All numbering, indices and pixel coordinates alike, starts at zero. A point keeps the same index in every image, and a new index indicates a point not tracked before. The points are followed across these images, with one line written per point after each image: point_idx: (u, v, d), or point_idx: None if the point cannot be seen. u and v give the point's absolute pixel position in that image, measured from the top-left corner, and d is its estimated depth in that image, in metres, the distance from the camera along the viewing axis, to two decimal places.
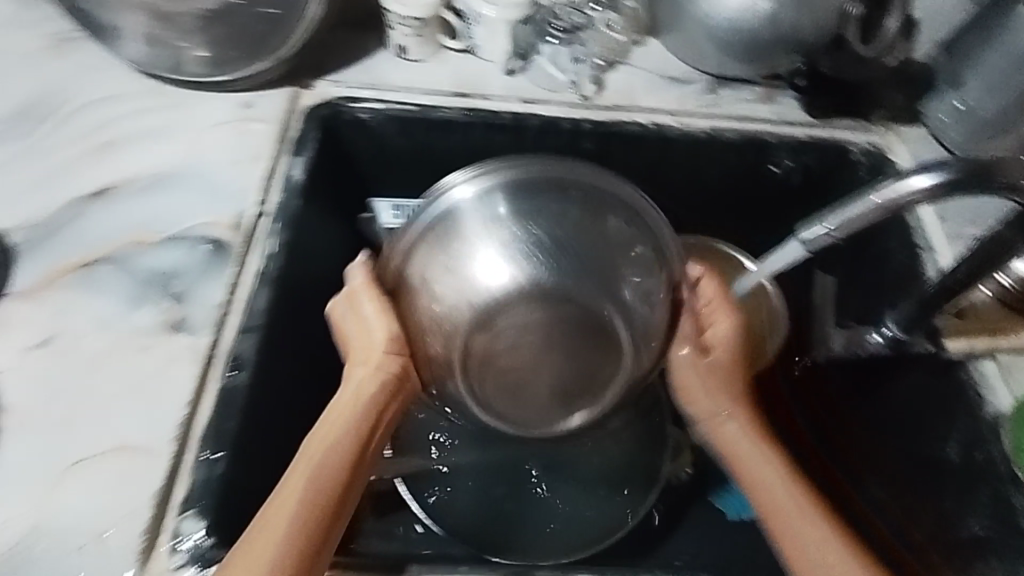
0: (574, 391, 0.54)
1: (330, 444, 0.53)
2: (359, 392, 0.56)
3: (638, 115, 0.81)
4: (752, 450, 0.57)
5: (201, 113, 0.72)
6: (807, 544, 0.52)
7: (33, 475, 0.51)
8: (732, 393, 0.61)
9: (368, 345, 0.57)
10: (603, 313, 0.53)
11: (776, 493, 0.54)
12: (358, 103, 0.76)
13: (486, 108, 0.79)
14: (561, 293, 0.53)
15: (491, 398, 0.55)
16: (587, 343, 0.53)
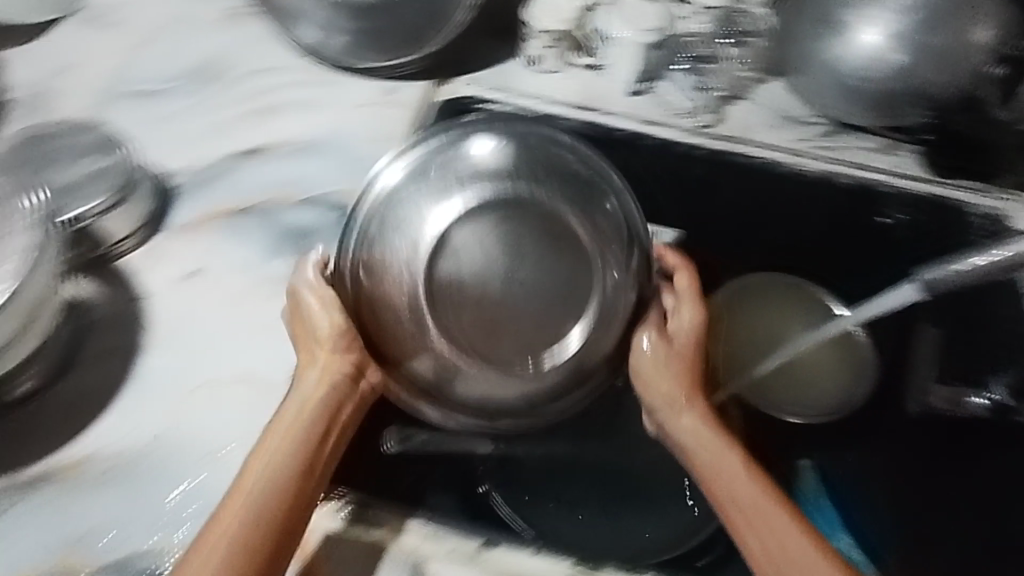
0: (533, 360, 0.57)
1: (282, 451, 0.53)
2: (312, 400, 0.56)
3: (753, 149, 0.83)
4: (713, 446, 0.59)
5: (347, 93, 0.77)
6: (777, 542, 0.53)
7: (171, 386, 0.58)
8: (687, 388, 0.62)
9: (316, 345, 0.57)
10: (566, 220, 0.56)
11: (740, 491, 0.56)
12: (486, 105, 0.80)
13: (606, 124, 0.83)
14: (526, 203, 0.56)
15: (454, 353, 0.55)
16: (547, 300, 0.55)
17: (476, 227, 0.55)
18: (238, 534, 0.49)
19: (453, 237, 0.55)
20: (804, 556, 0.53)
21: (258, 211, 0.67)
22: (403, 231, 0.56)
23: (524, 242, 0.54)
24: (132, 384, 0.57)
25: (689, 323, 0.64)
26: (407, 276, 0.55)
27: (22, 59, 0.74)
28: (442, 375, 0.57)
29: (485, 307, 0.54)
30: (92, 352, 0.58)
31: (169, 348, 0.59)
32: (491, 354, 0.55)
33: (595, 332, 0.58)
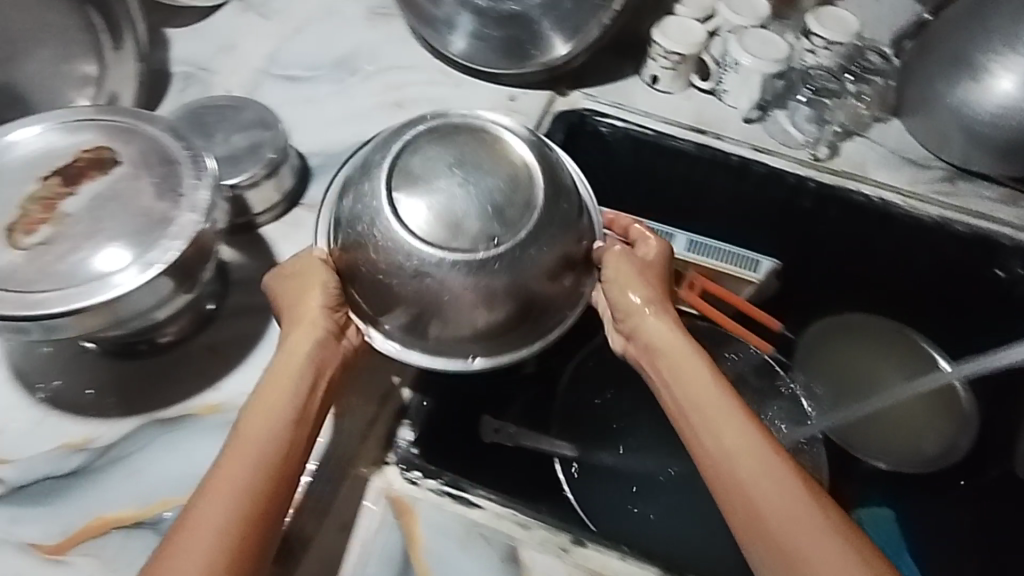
0: (491, 290, 0.55)
1: (275, 395, 0.52)
2: (295, 349, 0.54)
3: (865, 186, 0.81)
4: (677, 346, 0.57)
5: (474, 97, 0.82)
6: (728, 442, 0.51)
7: None
8: (653, 296, 0.61)
9: (302, 313, 0.57)
10: (502, 140, 0.58)
11: (699, 391, 0.54)
12: (602, 117, 0.84)
13: (717, 146, 0.83)
14: (465, 133, 0.58)
15: (416, 273, 0.55)
16: (489, 217, 0.55)
17: (425, 154, 0.57)
18: (233, 472, 0.47)
19: (406, 165, 0.56)
20: (752, 457, 0.49)
21: None
22: (361, 176, 0.58)
23: (463, 162, 0.56)
24: (266, 342, 0.59)
25: (651, 257, 0.65)
26: (369, 211, 0.56)
27: (185, 38, 0.82)
28: (411, 310, 0.57)
29: (439, 223, 0.55)
30: (228, 311, 0.61)
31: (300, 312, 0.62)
32: (451, 278, 0.55)
33: (546, 275, 0.58)
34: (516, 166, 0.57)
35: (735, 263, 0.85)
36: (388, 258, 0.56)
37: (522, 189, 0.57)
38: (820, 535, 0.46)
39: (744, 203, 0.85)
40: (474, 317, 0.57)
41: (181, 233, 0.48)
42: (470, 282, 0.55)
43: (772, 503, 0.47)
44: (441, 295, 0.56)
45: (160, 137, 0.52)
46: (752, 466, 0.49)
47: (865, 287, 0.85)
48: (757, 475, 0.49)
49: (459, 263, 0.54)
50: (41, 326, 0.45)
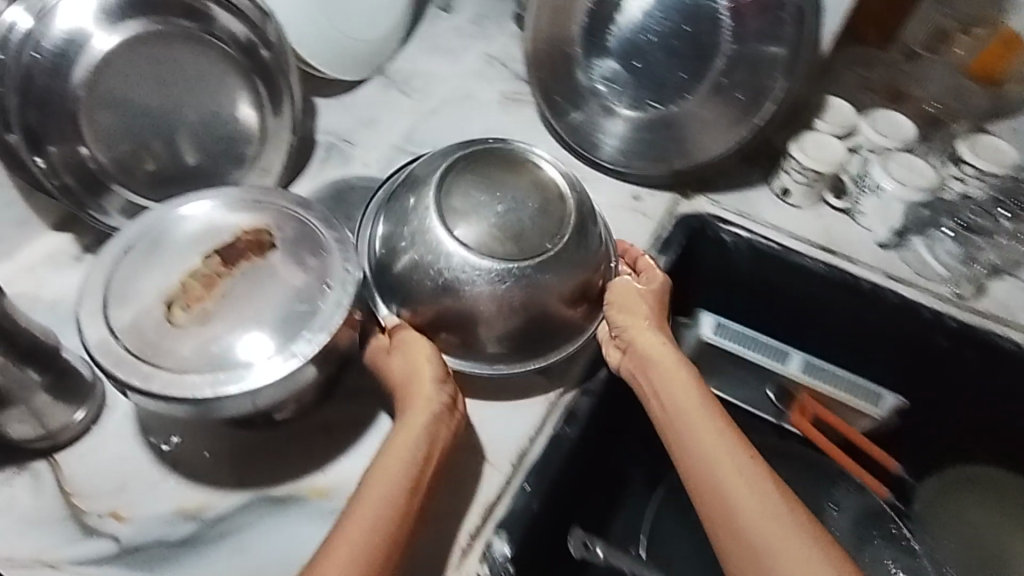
0: (555, 288, 0.62)
1: (395, 459, 0.53)
2: (413, 421, 0.55)
3: (1016, 333, 0.74)
4: (667, 360, 0.62)
5: (598, 193, 0.83)
6: (708, 451, 0.55)
7: None
8: (653, 316, 0.65)
9: (417, 387, 0.57)
10: (524, 167, 0.65)
11: (680, 397, 0.59)
12: (726, 225, 0.81)
13: (849, 270, 0.79)
14: (483, 161, 0.65)
15: (495, 287, 0.60)
16: (541, 221, 0.62)
17: (461, 189, 0.63)
18: (353, 534, 0.48)
19: (449, 202, 0.62)
20: (730, 463, 0.54)
21: None
22: (407, 215, 0.63)
23: (495, 184, 0.63)
24: (376, 429, 0.60)
25: (652, 285, 0.67)
26: (432, 247, 0.61)
27: (331, 110, 0.86)
28: (478, 328, 0.62)
29: (503, 236, 0.61)
30: (345, 390, 0.62)
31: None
32: (524, 284, 0.61)
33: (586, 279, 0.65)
34: (537, 174, 0.65)
35: (857, 394, 0.81)
36: (457, 281, 0.60)
37: (553, 191, 0.64)
38: (790, 536, 0.49)
39: (868, 332, 0.80)
40: (541, 318, 0.63)
41: (322, 326, 0.50)
42: (536, 288, 0.61)
43: (749, 505, 0.51)
44: (512, 304, 0.61)
45: (315, 224, 0.55)
46: (730, 472, 0.53)
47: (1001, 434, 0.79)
48: (735, 481, 0.53)
49: (535, 265, 0.61)
50: (185, 407, 0.47)
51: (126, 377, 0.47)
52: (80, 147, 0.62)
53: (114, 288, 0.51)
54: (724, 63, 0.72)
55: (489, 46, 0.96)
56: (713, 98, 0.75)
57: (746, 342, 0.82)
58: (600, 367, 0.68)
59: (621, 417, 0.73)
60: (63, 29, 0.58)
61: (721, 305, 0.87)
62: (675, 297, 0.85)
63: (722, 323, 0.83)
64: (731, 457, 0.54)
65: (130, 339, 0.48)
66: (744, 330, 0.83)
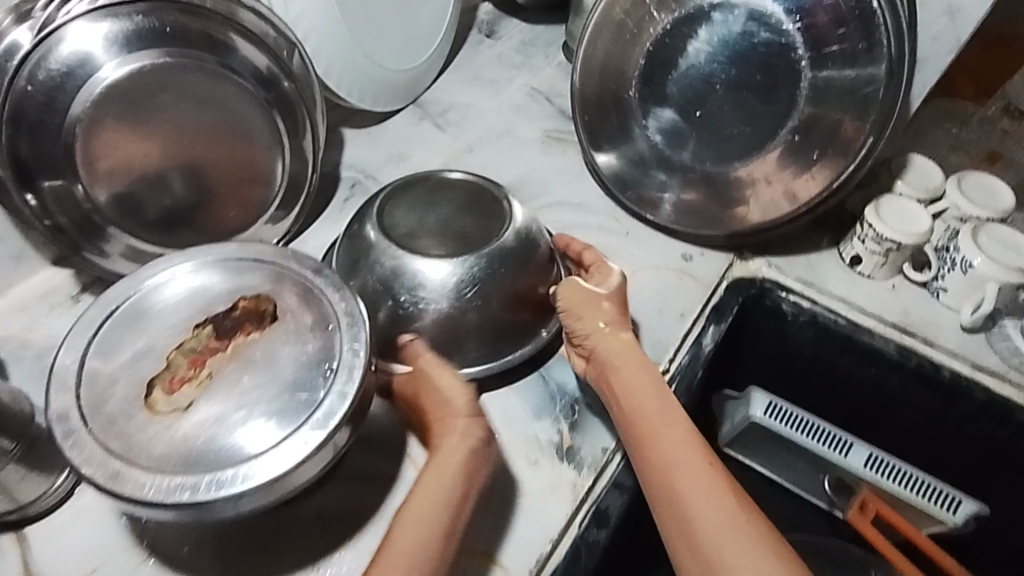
0: (518, 280, 0.61)
1: (426, 500, 0.48)
2: (447, 459, 0.50)
3: None
4: (630, 362, 0.57)
5: (645, 251, 0.75)
6: (668, 458, 0.51)
7: None
8: (614, 316, 0.60)
9: (454, 423, 0.52)
10: (451, 185, 0.66)
11: (645, 407, 0.54)
12: (787, 294, 0.73)
13: (928, 355, 0.69)
14: (407, 183, 0.66)
15: (461, 288, 0.59)
16: (479, 222, 0.62)
17: (398, 213, 0.63)
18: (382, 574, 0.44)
19: (390, 227, 0.62)
20: (689, 468, 0.49)
21: (535, 365, 0.64)
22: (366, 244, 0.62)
23: (427, 201, 0.64)
24: (382, 520, 0.53)
25: (608, 283, 0.61)
26: (386, 274, 0.59)
27: (360, 143, 0.81)
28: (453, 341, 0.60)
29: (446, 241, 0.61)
30: (348, 473, 0.55)
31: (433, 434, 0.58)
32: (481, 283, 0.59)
33: (543, 266, 0.63)
34: (465, 185, 0.66)
35: (929, 498, 0.70)
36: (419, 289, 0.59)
37: (486, 195, 0.65)
38: (751, 552, 0.45)
39: (944, 428, 0.70)
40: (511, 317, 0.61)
41: (321, 421, 0.43)
42: (499, 285, 0.60)
43: (706, 515, 0.47)
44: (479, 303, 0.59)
45: (323, 293, 0.49)
46: (691, 481, 0.49)
47: None
48: (693, 487, 0.48)
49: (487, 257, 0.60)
50: (155, 512, 0.40)
51: (89, 472, 0.40)
52: (76, 185, 0.57)
53: (92, 362, 0.45)
54: (799, 120, 0.65)
55: (533, 79, 0.90)
56: (786, 158, 0.67)
57: (802, 428, 0.74)
58: None
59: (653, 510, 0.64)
60: (63, 55, 0.53)
61: (772, 379, 0.78)
62: (723, 369, 0.77)
63: (775, 401, 0.75)
64: (691, 463, 0.50)
65: (99, 424, 0.42)
66: (801, 413, 0.74)
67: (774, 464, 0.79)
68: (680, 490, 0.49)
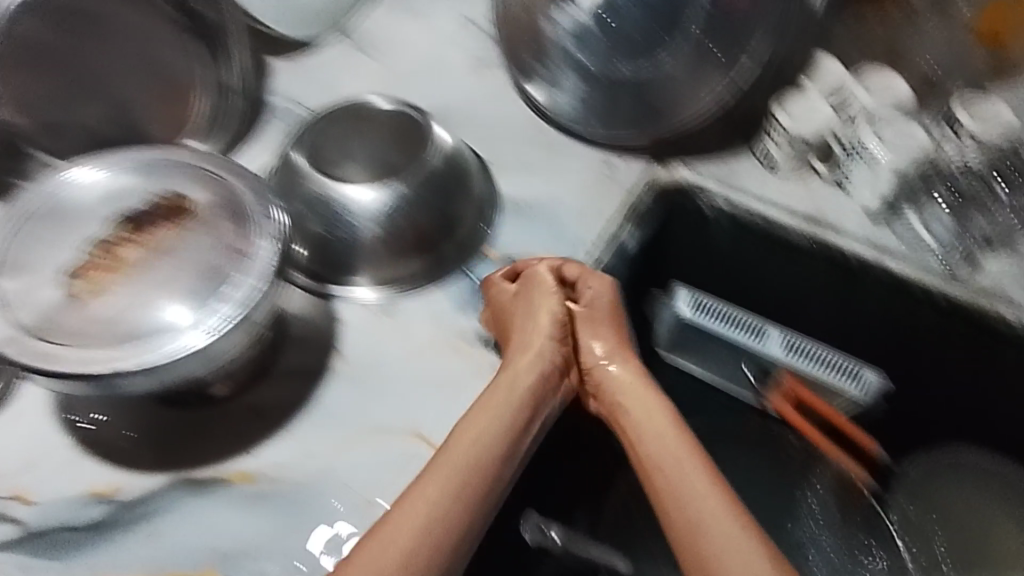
0: (442, 203, 0.65)
1: (483, 423, 0.53)
2: (511, 384, 0.56)
3: (1008, 308, 0.68)
4: (636, 393, 0.57)
5: (569, 161, 0.78)
6: (688, 502, 0.49)
7: (340, 422, 0.57)
8: (614, 340, 0.60)
9: (530, 343, 0.58)
10: (374, 114, 0.66)
11: (653, 436, 0.54)
12: (706, 194, 0.76)
13: (836, 243, 0.74)
14: (332, 115, 0.66)
15: (385, 216, 0.62)
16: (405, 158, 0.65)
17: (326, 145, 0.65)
18: (428, 496, 0.48)
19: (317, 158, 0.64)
20: (698, 493, 0.49)
21: (459, 267, 0.67)
22: (293, 164, 0.64)
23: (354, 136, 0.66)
24: (314, 408, 0.57)
25: (601, 300, 0.61)
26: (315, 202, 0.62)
27: (289, 71, 0.82)
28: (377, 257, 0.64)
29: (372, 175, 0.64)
30: (282, 370, 0.59)
31: (388, 325, 0.63)
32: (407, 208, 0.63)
33: (461, 187, 0.67)
34: (388, 116, 0.66)
35: (839, 374, 0.75)
36: (349, 213, 0.62)
37: (409, 127, 0.66)
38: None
39: (850, 310, 0.75)
40: (434, 233, 0.65)
41: (237, 301, 0.46)
42: (424, 206, 0.64)
43: (712, 536, 0.47)
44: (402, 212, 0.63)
45: (242, 194, 0.50)
46: (715, 525, 0.47)
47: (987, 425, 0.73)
48: (700, 512, 0.48)
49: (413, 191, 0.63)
50: (77, 386, 0.43)
51: (11, 351, 0.43)
52: None
53: (14, 255, 0.48)
54: (704, 20, 0.68)
55: None
56: (694, 58, 0.70)
57: (724, 320, 0.78)
58: None
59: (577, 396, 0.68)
60: None
61: (697, 281, 0.82)
62: (648, 272, 0.81)
63: (700, 299, 0.79)
64: (701, 491, 0.49)
65: (23, 310, 0.45)
66: (726, 307, 0.79)
67: (705, 360, 0.82)
68: (686, 515, 0.48)
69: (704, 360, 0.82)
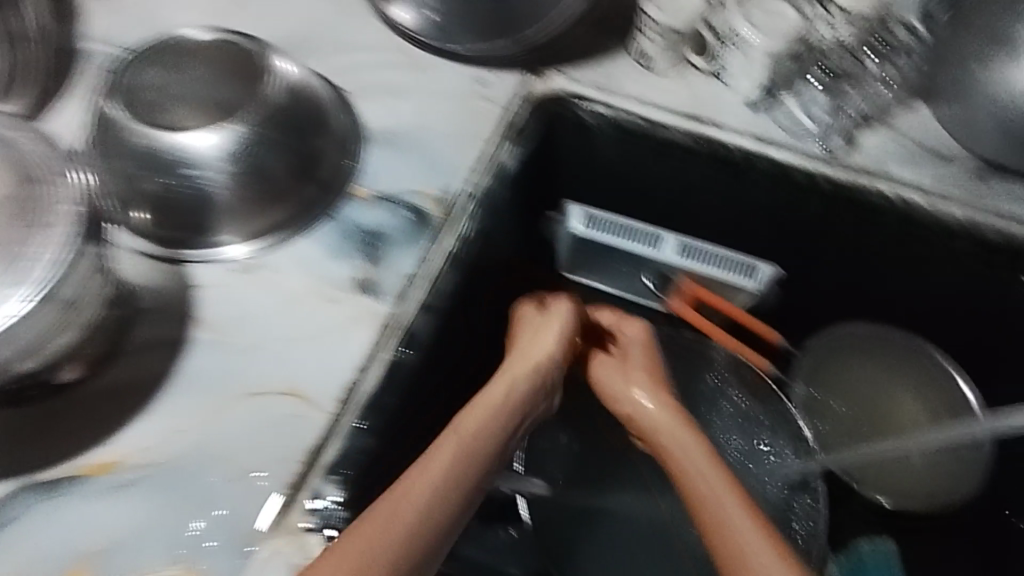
0: (296, 137, 0.60)
1: (473, 420, 0.50)
2: (511, 387, 0.54)
3: (884, 184, 0.69)
4: (673, 427, 0.55)
5: (436, 81, 0.72)
6: (737, 536, 0.45)
7: (206, 394, 0.52)
8: (646, 378, 0.60)
9: (533, 354, 0.57)
10: (196, 44, 0.59)
11: (692, 462, 0.51)
12: (584, 102, 0.73)
13: (718, 138, 0.72)
14: (149, 52, 0.59)
15: (232, 156, 0.57)
16: (236, 87, 0.58)
17: (143, 85, 0.57)
18: (419, 490, 0.44)
19: (137, 102, 0.57)
20: (743, 518, 0.46)
21: (325, 211, 0.62)
22: (115, 119, 0.57)
23: (173, 69, 0.58)
24: (177, 383, 0.53)
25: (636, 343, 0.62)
26: (148, 152, 0.56)
27: (106, 10, 0.71)
28: (231, 205, 0.58)
29: (202, 110, 0.57)
30: (137, 347, 0.53)
31: (253, 284, 0.58)
32: (255, 144, 0.57)
33: (314, 118, 0.62)
34: (212, 45, 0.59)
35: (732, 270, 0.75)
36: (189, 160, 0.56)
37: (238, 54, 0.59)
38: None
39: (741, 205, 0.74)
40: (290, 177, 0.60)
41: (38, 278, 0.44)
42: (273, 146, 0.59)
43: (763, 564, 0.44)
44: (253, 150, 0.58)
45: (32, 160, 0.47)
46: (768, 556, 0.44)
47: (874, 300, 0.76)
48: (751, 541, 0.45)
49: (258, 124, 0.58)
50: None
51: None
52: None
53: None
54: None
55: None
56: None
57: (619, 232, 0.76)
58: (440, 279, 0.60)
59: (472, 330, 0.66)
60: None
61: (588, 195, 0.80)
62: (537, 191, 0.78)
63: (593, 216, 0.76)
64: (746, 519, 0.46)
65: None
66: (616, 219, 0.75)
67: (608, 276, 0.82)
68: (728, 542, 0.46)
69: (607, 276, 0.82)
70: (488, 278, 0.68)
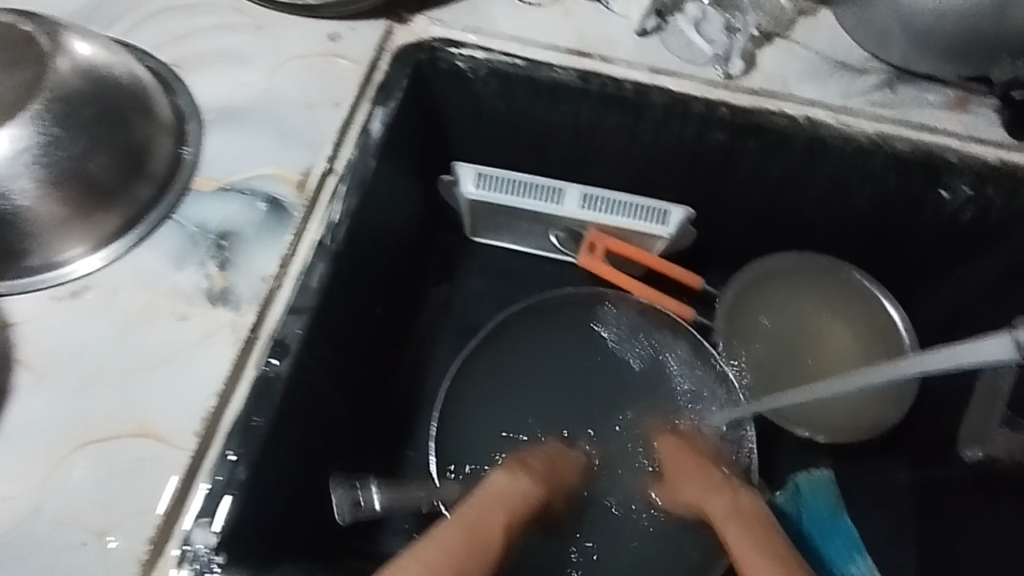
0: (106, 127, 0.51)
1: (491, 512, 0.53)
2: (508, 494, 0.55)
3: (788, 106, 0.63)
4: (725, 507, 0.56)
5: (282, 40, 0.62)
6: None
7: (43, 446, 0.46)
8: (703, 474, 0.60)
9: (515, 480, 0.58)
10: None
11: (739, 538, 0.53)
12: (457, 49, 0.64)
13: (607, 73, 0.64)
14: None
15: (29, 159, 0.48)
16: (17, 77, 0.49)
17: None
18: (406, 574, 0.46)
19: None
20: None
21: (164, 212, 0.54)
22: None
23: None
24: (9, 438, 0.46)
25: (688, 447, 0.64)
26: None
27: None
28: (44, 217, 0.50)
29: None
30: None
31: (88, 310, 0.51)
32: (54, 142, 0.48)
33: (129, 101, 0.53)
34: None
35: (641, 217, 0.69)
36: None
37: (18, 37, 0.50)
38: None
39: (643, 145, 0.68)
40: (111, 177, 0.51)
41: None
42: (76, 144, 0.49)
43: None
44: (54, 150, 0.48)
45: None
46: None
47: (791, 228, 0.72)
48: None
49: (53, 119, 0.48)
50: None
51: None
52: None
53: None
54: None
55: None
56: None
57: (514, 189, 0.69)
58: (307, 278, 0.52)
59: (360, 321, 0.60)
60: None
61: (481, 150, 0.72)
62: (423, 153, 0.70)
63: (484, 172, 0.69)
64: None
65: None
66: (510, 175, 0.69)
67: (516, 236, 0.76)
68: None
69: (515, 237, 0.76)
70: (371, 261, 0.61)
